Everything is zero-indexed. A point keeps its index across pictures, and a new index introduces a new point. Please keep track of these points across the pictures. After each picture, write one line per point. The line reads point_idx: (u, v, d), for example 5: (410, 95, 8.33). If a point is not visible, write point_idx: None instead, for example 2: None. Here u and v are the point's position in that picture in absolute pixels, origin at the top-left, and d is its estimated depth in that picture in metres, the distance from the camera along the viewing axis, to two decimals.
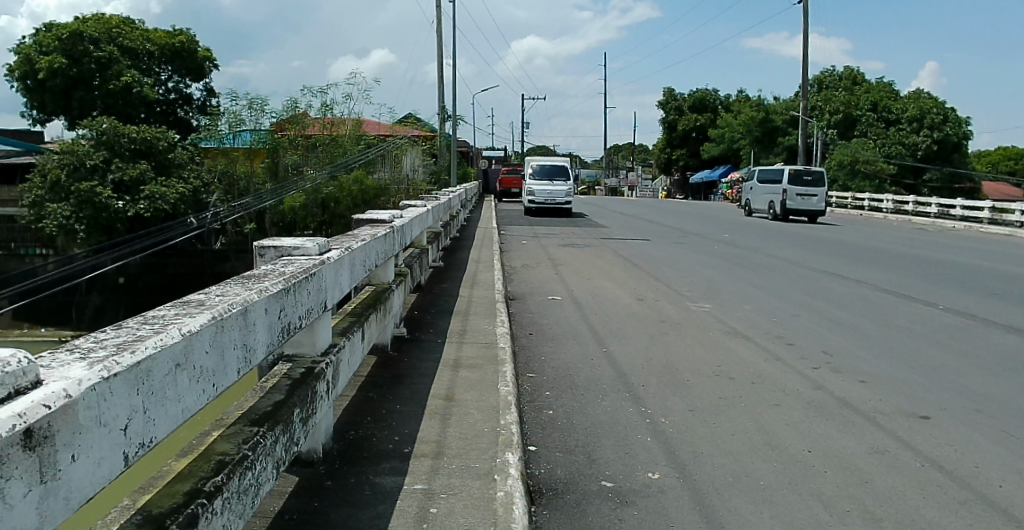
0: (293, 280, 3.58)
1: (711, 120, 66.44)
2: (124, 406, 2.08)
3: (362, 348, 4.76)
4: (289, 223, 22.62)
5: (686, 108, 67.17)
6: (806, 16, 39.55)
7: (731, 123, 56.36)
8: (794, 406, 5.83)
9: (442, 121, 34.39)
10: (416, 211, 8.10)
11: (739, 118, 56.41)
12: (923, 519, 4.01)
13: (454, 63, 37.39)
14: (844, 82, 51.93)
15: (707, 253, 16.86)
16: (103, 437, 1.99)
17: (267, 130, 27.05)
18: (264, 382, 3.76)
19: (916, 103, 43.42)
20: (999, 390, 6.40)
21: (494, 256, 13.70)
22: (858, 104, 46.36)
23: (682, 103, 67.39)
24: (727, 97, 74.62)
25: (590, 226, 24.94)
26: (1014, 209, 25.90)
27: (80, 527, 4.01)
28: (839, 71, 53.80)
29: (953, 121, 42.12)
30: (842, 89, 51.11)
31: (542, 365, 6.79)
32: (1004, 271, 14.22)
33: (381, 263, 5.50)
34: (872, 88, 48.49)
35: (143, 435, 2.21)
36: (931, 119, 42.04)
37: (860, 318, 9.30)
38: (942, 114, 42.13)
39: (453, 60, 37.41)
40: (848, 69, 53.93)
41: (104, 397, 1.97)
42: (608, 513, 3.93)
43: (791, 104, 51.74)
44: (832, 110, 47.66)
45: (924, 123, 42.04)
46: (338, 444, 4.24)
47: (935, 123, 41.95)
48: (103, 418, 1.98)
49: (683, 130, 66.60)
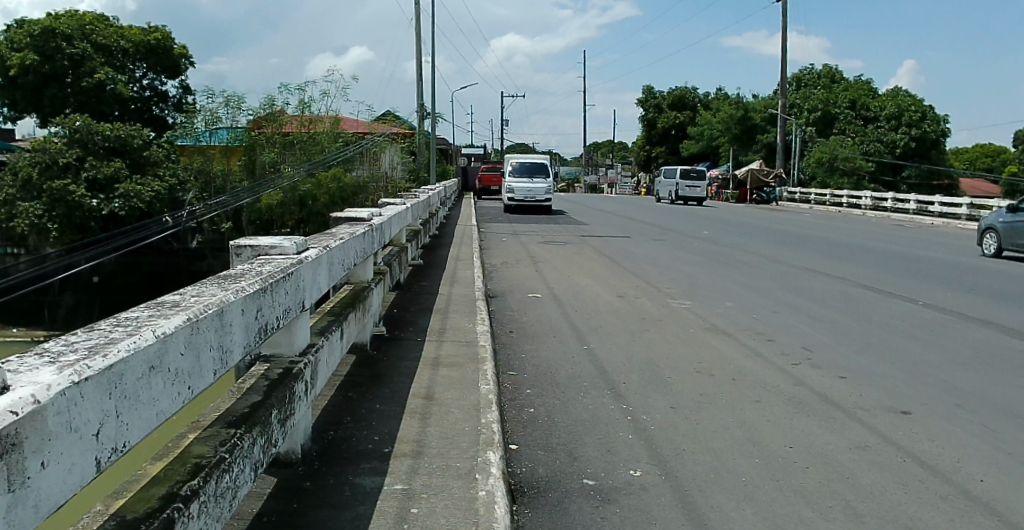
0: (270, 280, 3.54)
1: (690, 118, 66.88)
2: (96, 412, 2.04)
3: (341, 348, 4.72)
4: (266, 220, 23.18)
5: (666, 105, 67.94)
6: (785, 15, 39.99)
7: (710, 120, 56.71)
8: (774, 402, 5.85)
9: (422, 119, 34.30)
10: (397, 209, 8.08)
11: (718, 114, 56.80)
12: (906, 515, 4.03)
13: (433, 60, 37.10)
14: (822, 80, 52.43)
15: (687, 250, 16.95)
16: (74, 443, 1.94)
17: (243, 128, 27.29)
18: (241, 382, 3.70)
19: (894, 100, 43.96)
20: (977, 384, 6.48)
21: (474, 253, 13.69)
22: (837, 102, 46.69)
23: (661, 100, 68.16)
24: (707, 96, 74.93)
25: (570, 223, 25.00)
26: (992, 206, 26.29)
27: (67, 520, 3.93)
28: (818, 69, 54.27)
29: (931, 119, 42.86)
30: (820, 86, 51.57)
31: (523, 363, 6.80)
32: (983, 266, 14.37)
33: (360, 262, 5.47)
34: (851, 86, 48.95)
35: (115, 440, 2.16)
36: (910, 116, 42.52)
37: (839, 313, 9.38)
38: (920, 112, 42.74)
39: (433, 57, 37.05)
40: (826, 67, 54.45)
41: (74, 402, 1.93)
42: (590, 511, 3.91)
43: (771, 101, 52.21)
44: (810, 108, 47.85)
45: (903, 121, 42.55)
46: (317, 444, 4.19)
47: (914, 120, 42.46)
48: (74, 424, 1.93)
49: (663, 127, 67.18)
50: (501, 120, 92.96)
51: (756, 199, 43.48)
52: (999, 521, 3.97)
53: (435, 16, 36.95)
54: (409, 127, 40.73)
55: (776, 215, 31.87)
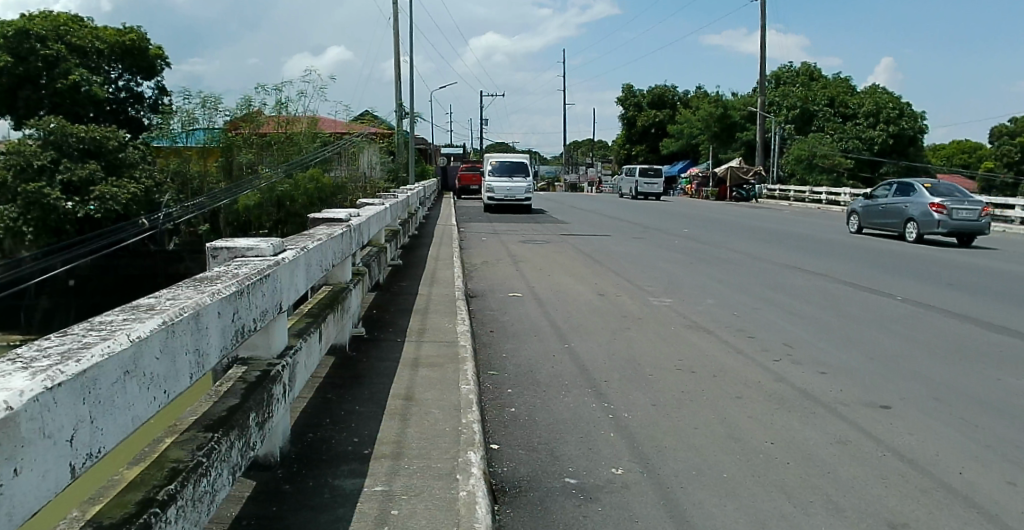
0: (246, 282, 3.51)
1: (670, 116, 67.20)
2: (70, 417, 2.01)
3: (320, 349, 4.69)
4: (243, 221, 23.16)
5: (646, 103, 68.29)
6: (763, 13, 40.32)
7: (689, 119, 56.85)
8: (755, 399, 5.87)
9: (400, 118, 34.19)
10: (375, 209, 8.04)
11: (697, 113, 56.97)
12: (888, 508, 4.05)
13: (412, 60, 36.91)
14: (801, 78, 52.75)
15: (668, 248, 16.97)
16: (48, 448, 1.92)
17: (221, 129, 28.15)
18: (218, 385, 3.66)
19: (872, 98, 44.57)
20: (955, 378, 6.55)
21: (454, 253, 13.63)
22: (816, 100, 46.95)
23: (641, 99, 68.46)
24: (686, 95, 75.35)
25: (551, 222, 24.95)
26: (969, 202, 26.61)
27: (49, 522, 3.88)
28: (796, 67, 54.60)
29: (908, 116, 43.56)
30: (799, 84, 51.86)
31: (503, 362, 6.78)
32: (960, 260, 14.54)
33: (338, 263, 5.43)
34: (829, 84, 49.29)
35: (89, 446, 2.13)
36: (887, 114, 43.21)
37: (818, 309, 9.44)
38: (898, 109, 43.48)
39: (411, 57, 36.85)
40: (805, 65, 54.83)
41: (47, 407, 1.90)
42: (572, 510, 3.91)
43: (750, 99, 52.50)
44: (789, 105, 48.10)
45: (881, 118, 43.19)
46: (296, 446, 4.17)
47: (892, 117, 43.11)
48: (47, 429, 1.91)
49: (643, 126, 67.43)
50: (482, 119, 92.80)
51: (736, 196, 43.68)
52: (981, 513, 4.00)
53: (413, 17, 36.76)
54: (387, 128, 40.60)
55: (756, 213, 31.99)
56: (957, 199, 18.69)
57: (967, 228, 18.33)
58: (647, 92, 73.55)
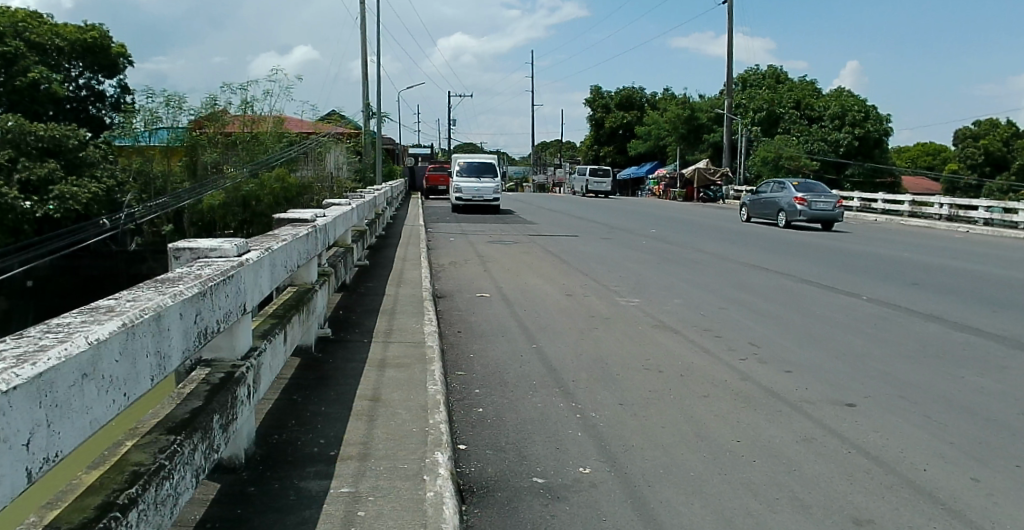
0: (209, 284, 3.47)
1: (638, 118, 67.78)
2: (26, 420, 1.97)
3: (285, 351, 4.64)
4: (208, 221, 25.02)
5: (614, 104, 68.80)
6: (729, 17, 40.81)
7: (657, 120, 57.31)
8: (721, 397, 5.93)
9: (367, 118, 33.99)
10: (341, 209, 7.99)
11: (665, 114, 57.48)
12: (852, 506, 4.10)
13: (379, 60, 36.79)
14: (768, 80, 53.29)
15: (636, 248, 17.08)
16: (3, 454, 1.88)
17: (186, 127, 29.10)
18: (181, 387, 3.61)
19: (838, 101, 45.20)
20: (918, 375, 6.67)
21: (421, 253, 13.58)
22: (782, 102, 47.50)
23: (609, 100, 68.97)
24: (654, 96, 76.00)
25: (519, 222, 24.97)
26: (934, 203, 27.15)
27: (10, 523, 3.81)
28: (763, 70, 55.08)
29: (874, 118, 44.31)
30: (766, 86, 52.39)
31: (471, 362, 6.78)
32: (921, 260, 14.85)
33: (304, 263, 5.39)
34: (795, 87, 49.87)
35: (46, 449, 2.09)
36: (853, 116, 43.83)
37: (782, 308, 9.58)
38: (863, 112, 44.01)
39: (379, 57, 36.72)
40: (772, 68, 55.25)
41: (2, 411, 1.86)
42: (540, 509, 3.91)
43: (717, 101, 53.02)
44: (756, 108, 48.65)
45: (846, 121, 43.83)
46: (262, 448, 4.13)
47: (857, 120, 43.79)
48: (2, 434, 1.87)
49: (611, 127, 68.01)
50: (449, 119, 92.57)
51: (704, 197, 44.15)
52: (944, 509, 4.07)
53: (380, 18, 36.57)
54: (353, 127, 40.75)
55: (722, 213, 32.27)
56: (817, 194, 23.94)
57: (822, 216, 23.59)
58: (614, 94, 73.99)
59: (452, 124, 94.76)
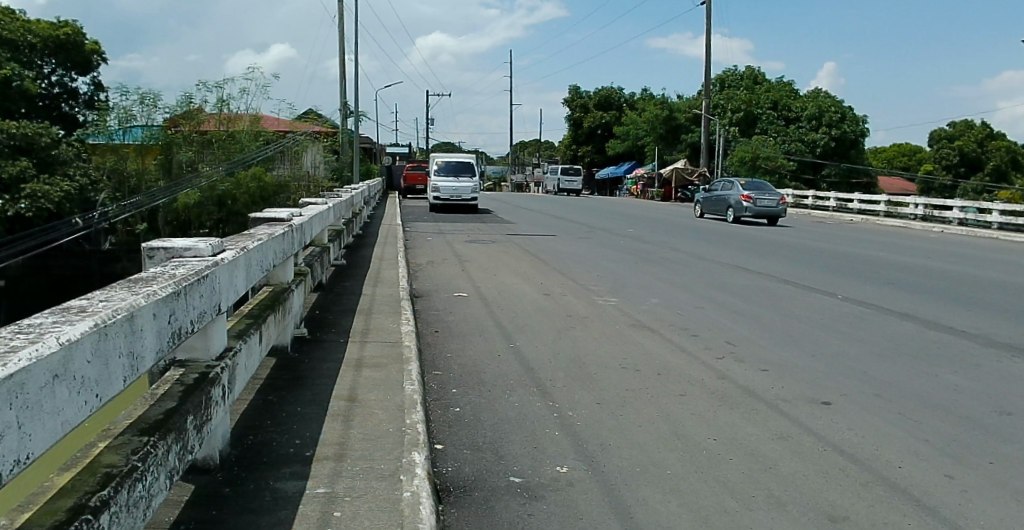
0: (183, 283, 3.44)
1: (616, 118, 68.15)
2: None
3: (260, 351, 4.62)
4: (183, 221, 25.07)
5: (592, 104, 69.13)
6: (707, 18, 41.04)
7: (635, 120, 57.58)
8: (698, 396, 5.97)
9: (344, 117, 33.81)
10: (318, 208, 7.96)
11: (642, 114, 57.78)
12: (827, 503, 4.15)
13: (356, 58, 36.56)
14: (745, 81, 53.43)
15: (614, 247, 17.14)
16: None
17: (160, 126, 28.69)
18: (154, 388, 3.58)
19: (815, 102, 45.51)
20: (891, 373, 6.77)
21: (398, 252, 13.54)
22: (759, 103, 47.85)
23: (588, 100, 69.28)
24: (633, 96, 76.26)
25: (497, 222, 24.98)
26: (909, 203, 27.53)
27: None
28: (741, 71, 55.28)
29: (850, 120, 44.80)
30: (743, 87, 52.65)
31: (448, 362, 6.77)
32: (895, 260, 15.04)
33: (279, 263, 5.36)
34: (772, 87, 50.09)
35: (17, 452, 2.07)
36: (830, 117, 44.48)
37: (759, 307, 9.66)
38: (839, 113, 44.66)
39: (356, 55, 36.49)
40: (749, 69, 55.42)
41: None
42: (517, 508, 3.91)
43: (695, 102, 53.40)
44: (733, 108, 49.03)
45: (823, 122, 44.44)
46: (236, 449, 4.11)
47: (833, 121, 44.43)
48: None
49: (589, 127, 68.38)
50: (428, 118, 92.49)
51: (682, 197, 44.46)
52: (918, 506, 4.12)
53: (358, 16, 36.36)
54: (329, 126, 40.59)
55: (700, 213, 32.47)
56: (762, 192, 26.12)
57: (767, 212, 25.77)
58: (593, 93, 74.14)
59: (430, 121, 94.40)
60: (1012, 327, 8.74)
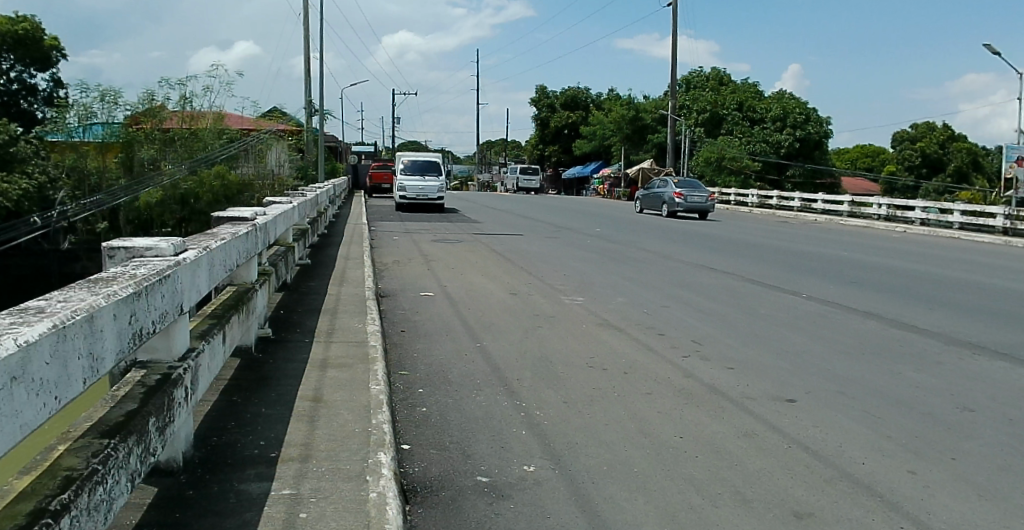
0: (144, 283, 3.38)
1: (583, 118, 68.58)
2: None
3: (223, 352, 4.56)
4: (145, 219, 24.99)
5: (559, 104, 69.40)
6: (674, 19, 41.44)
7: (602, 120, 57.99)
8: (664, 394, 6.03)
9: (310, 115, 33.50)
10: (282, 208, 7.89)
11: (609, 115, 58.14)
12: (792, 499, 4.21)
13: (322, 57, 36.22)
14: (711, 83, 53.89)
15: (581, 247, 17.19)
16: None
17: (121, 123, 28.21)
18: (114, 391, 3.51)
19: (779, 103, 46.29)
20: (854, 370, 6.88)
21: (364, 252, 13.45)
22: (724, 104, 48.37)
23: (554, 100, 69.53)
24: (600, 97, 76.65)
25: (463, 221, 24.92)
26: (872, 203, 28.02)
27: None
28: (707, 72, 55.69)
29: (814, 122, 45.75)
30: (709, 89, 53.07)
31: (414, 362, 6.75)
32: (858, 259, 15.28)
33: (243, 262, 5.31)
34: (737, 89, 50.51)
35: None
36: (794, 119, 45.40)
37: (725, 306, 9.76)
38: (804, 115, 45.62)
39: (322, 54, 36.13)
40: (714, 70, 55.98)
41: None
42: (484, 508, 3.91)
43: (661, 102, 53.88)
44: (699, 109, 49.50)
45: (788, 123, 45.28)
46: (199, 451, 4.05)
47: (799, 122, 45.36)
48: None
49: (556, 127, 68.69)
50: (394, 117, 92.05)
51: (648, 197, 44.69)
52: (884, 502, 4.19)
53: (323, 13, 35.98)
54: (293, 125, 40.49)
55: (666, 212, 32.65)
56: (692, 189, 29.13)
57: (696, 207, 28.82)
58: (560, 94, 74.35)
59: (396, 120, 93.92)
60: (971, 325, 8.94)
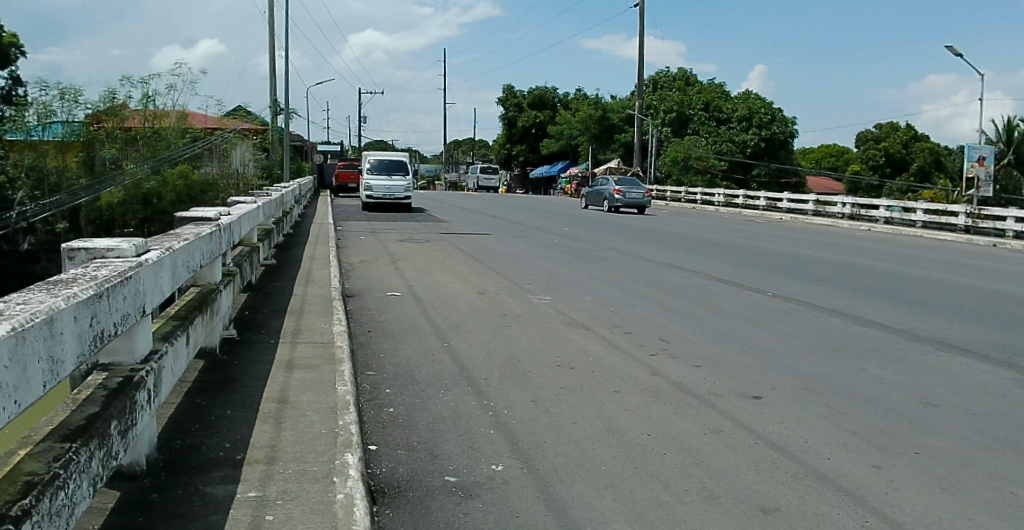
0: (106, 285, 3.33)
1: (550, 117, 68.84)
2: None
3: (187, 354, 4.51)
4: (107, 219, 24.47)
5: (527, 104, 69.51)
6: (640, 19, 41.81)
7: (569, 120, 58.27)
8: (632, 392, 6.08)
9: (275, 114, 33.15)
10: (247, 207, 7.81)
11: (577, 114, 58.41)
12: (759, 494, 4.27)
13: (287, 55, 35.79)
14: (678, 83, 54.34)
15: (548, 246, 17.25)
16: None
17: (81, 122, 27.70)
18: (75, 394, 3.45)
19: (745, 103, 46.96)
20: (819, 368, 6.99)
21: (330, 252, 13.36)
22: (691, 104, 48.79)
23: (522, 100, 69.52)
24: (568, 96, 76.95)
25: (430, 221, 24.85)
26: (837, 203, 28.46)
27: None
28: (673, 72, 56.13)
29: (779, 121, 46.07)
30: (675, 89, 53.34)
31: (382, 362, 6.73)
32: (822, 257, 15.53)
33: (207, 263, 5.25)
34: (704, 89, 50.95)
35: None
36: (760, 118, 45.58)
37: (693, 304, 9.85)
38: (769, 114, 45.79)
39: (287, 52, 35.67)
40: (681, 70, 56.50)
41: None
42: (452, 507, 3.92)
43: (629, 102, 54.29)
44: (666, 109, 49.80)
45: (754, 122, 45.52)
46: (163, 454, 4.01)
47: (764, 122, 45.55)
48: None
49: (523, 126, 68.84)
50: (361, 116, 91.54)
51: None
52: (849, 496, 4.26)
53: (288, 11, 35.60)
54: (259, 124, 40.22)
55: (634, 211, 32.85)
56: (631, 186, 31.79)
57: (635, 203, 31.47)
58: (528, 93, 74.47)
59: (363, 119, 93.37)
60: (933, 321, 9.14)
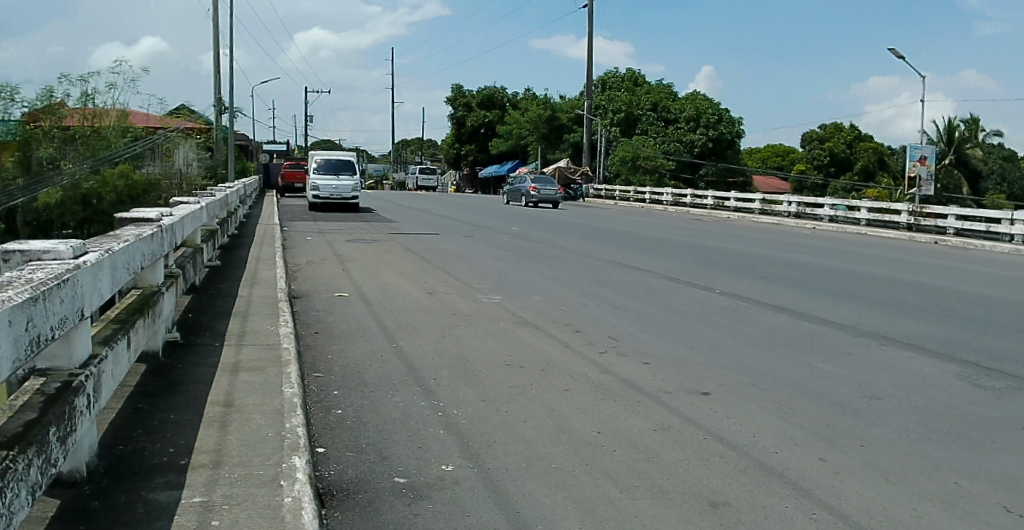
0: (41, 288, 3.23)
1: (499, 117, 68.94)
2: None
3: (128, 357, 4.41)
4: (44, 221, 23.53)
5: (475, 103, 69.36)
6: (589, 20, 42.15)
7: (518, 119, 58.47)
8: (581, 390, 6.14)
9: (220, 112, 32.41)
10: (189, 208, 7.67)
11: (526, 114, 58.63)
12: (707, 488, 4.37)
13: (231, 53, 34.95)
14: (626, 84, 54.95)
15: (498, 245, 17.29)
16: None
17: (16, 120, 26.60)
18: (12, 400, 3.34)
19: (692, 104, 47.85)
20: (765, 363, 7.15)
21: (275, 253, 13.15)
22: (639, 105, 49.39)
23: (471, 100, 69.53)
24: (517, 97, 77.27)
25: (378, 221, 24.62)
26: (782, 201, 29.07)
27: None
28: (621, 72, 56.70)
29: (726, 122, 48.03)
30: (624, 89, 54.04)
31: (329, 363, 6.68)
32: (766, 255, 15.87)
33: (148, 264, 5.15)
34: (652, 90, 51.54)
35: None
36: (708, 118, 47.10)
37: (641, 302, 9.98)
38: (717, 115, 47.49)
39: (231, 49, 34.82)
40: (629, 71, 57.09)
41: None
42: (402, 508, 3.92)
43: (578, 102, 54.81)
44: (614, 109, 50.14)
45: (702, 122, 47.05)
46: (104, 460, 3.93)
47: (711, 122, 47.12)
48: None
49: (472, 126, 68.74)
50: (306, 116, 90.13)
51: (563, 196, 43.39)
52: (795, 488, 4.38)
53: (232, 9, 34.86)
54: (203, 122, 39.31)
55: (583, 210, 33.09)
56: (546, 184, 34.74)
57: (549, 199, 34.39)
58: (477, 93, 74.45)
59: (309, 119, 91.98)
60: (873, 316, 9.43)
